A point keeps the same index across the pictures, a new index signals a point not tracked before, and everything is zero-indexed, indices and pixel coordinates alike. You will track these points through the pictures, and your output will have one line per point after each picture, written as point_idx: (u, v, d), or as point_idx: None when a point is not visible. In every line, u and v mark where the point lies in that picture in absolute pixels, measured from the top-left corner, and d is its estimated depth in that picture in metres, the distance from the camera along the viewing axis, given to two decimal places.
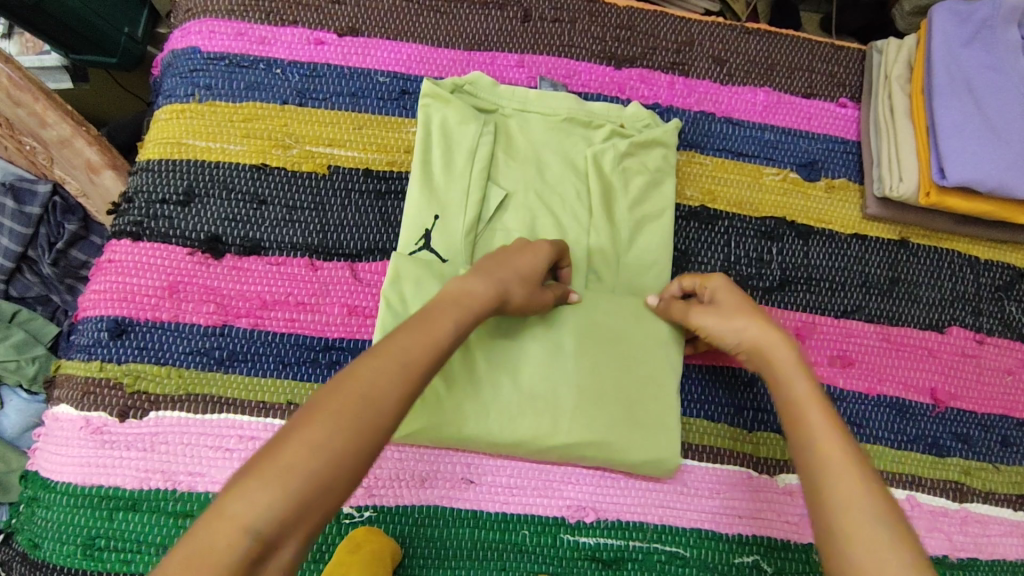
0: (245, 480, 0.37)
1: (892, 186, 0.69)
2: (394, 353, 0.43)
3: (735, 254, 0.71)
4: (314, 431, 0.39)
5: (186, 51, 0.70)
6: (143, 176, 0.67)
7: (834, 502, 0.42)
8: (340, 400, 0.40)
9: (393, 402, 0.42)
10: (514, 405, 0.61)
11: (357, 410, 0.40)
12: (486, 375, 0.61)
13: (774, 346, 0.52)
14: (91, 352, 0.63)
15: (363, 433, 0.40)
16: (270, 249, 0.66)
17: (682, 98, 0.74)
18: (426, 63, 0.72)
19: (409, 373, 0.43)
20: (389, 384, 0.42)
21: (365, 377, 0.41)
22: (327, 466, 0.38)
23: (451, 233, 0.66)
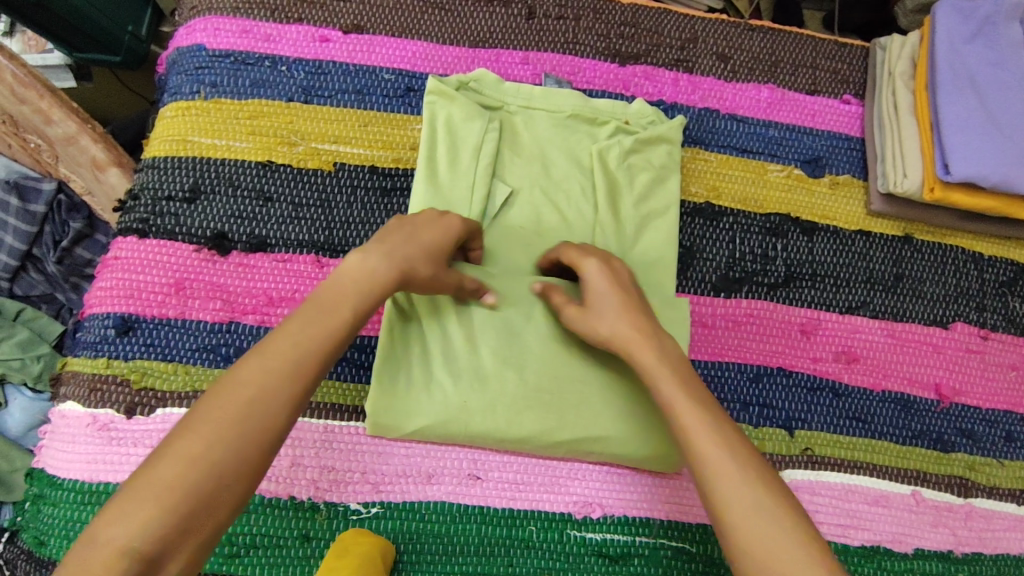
0: (118, 503, 0.39)
1: (896, 182, 0.70)
2: (283, 355, 0.45)
3: (740, 250, 0.71)
4: (195, 440, 0.41)
5: (191, 48, 0.70)
6: (148, 174, 0.67)
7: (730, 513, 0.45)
8: (214, 413, 0.42)
9: (277, 403, 0.44)
10: (521, 400, 0.61)
11: (235, 416, 0.42)
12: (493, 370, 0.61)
13: (640, 347, 0.55)
14: (97, 349, 0.63)
15: (248, 436, 0.42)
16: (276, 245, 0.66)
17: (686, 95, 0.75)
18: (430, 61, 0.72)
19: (293, 373, 0.45)
20: (269, 386, 0.44)
21: (245, 386, 0.44)
22: (210, 472, 0.41)
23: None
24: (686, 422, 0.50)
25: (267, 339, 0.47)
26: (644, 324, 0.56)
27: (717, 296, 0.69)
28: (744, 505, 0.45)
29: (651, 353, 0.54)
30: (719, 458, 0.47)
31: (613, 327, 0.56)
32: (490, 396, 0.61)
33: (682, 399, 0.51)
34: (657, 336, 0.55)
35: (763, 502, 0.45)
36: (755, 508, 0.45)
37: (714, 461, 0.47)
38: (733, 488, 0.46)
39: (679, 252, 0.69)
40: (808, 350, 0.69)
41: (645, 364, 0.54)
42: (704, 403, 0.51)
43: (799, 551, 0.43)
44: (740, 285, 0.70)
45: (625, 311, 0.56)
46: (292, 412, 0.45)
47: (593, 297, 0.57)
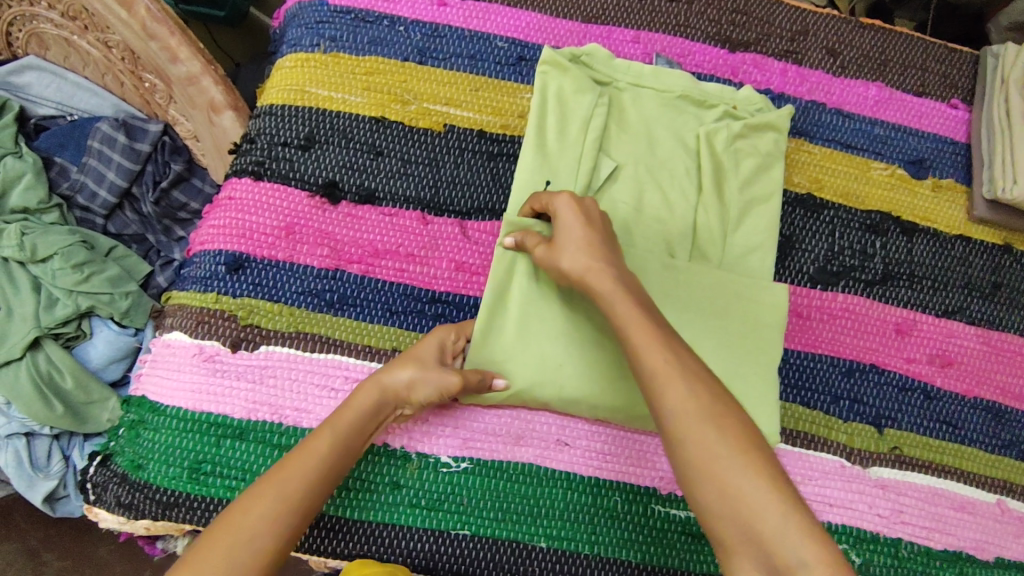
0: None
1: (1005, 188, 0.69)
2: (268, 495, 0.52)
3: (840, 244, 0.71)
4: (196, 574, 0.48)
5: (312, 3, 0.72)
6: (265, 119, 0.68)
7: (690, 457, 0.45)
8: (209, 548, 0.49)
9: (266, 537, 0.50)
10: (619, 370, 0.61)
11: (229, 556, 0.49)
12: (593, 336, 0.62)
13: (598, 276, 0.54)
14: (206, 283, 0.64)
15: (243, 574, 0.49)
16: (384, 199, 0.67)
17: (794, 86, 0.75)
18: (543, 32, 0.73)
19: (278, 510, 0.51)
20: (258, 526, 0.50)
21: (237, 522, 0.50)
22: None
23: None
24: (643, 352, 0.49)
25: (270, 474, 0.53)
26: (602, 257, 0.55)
27: (814, 287, 0.69)
28: (699, 437, 0.45)
29: (611, 280, 0.53)
30: (673, 390, 0.47)
31: (572, 261, 0.55)
32: (585, 364, 0.61)
33: (640, 327, 0.50)
34: (618, 268, 0.55)
35: (720, 431, 0.45)
36: (713, 441, 0.44)
37: (669, 393, 0.47)
38: (691, 419, 0.45)
39: (778, 240, 0.69)
40: (901, 350, 0.69)
41: (606, 289, 0.53)
42: (661, 332, 0.50)
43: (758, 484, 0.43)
44: (838, 279, 0.70)
45: (587, 246, 0.55)
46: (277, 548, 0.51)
47: (559, 235, 0.57)
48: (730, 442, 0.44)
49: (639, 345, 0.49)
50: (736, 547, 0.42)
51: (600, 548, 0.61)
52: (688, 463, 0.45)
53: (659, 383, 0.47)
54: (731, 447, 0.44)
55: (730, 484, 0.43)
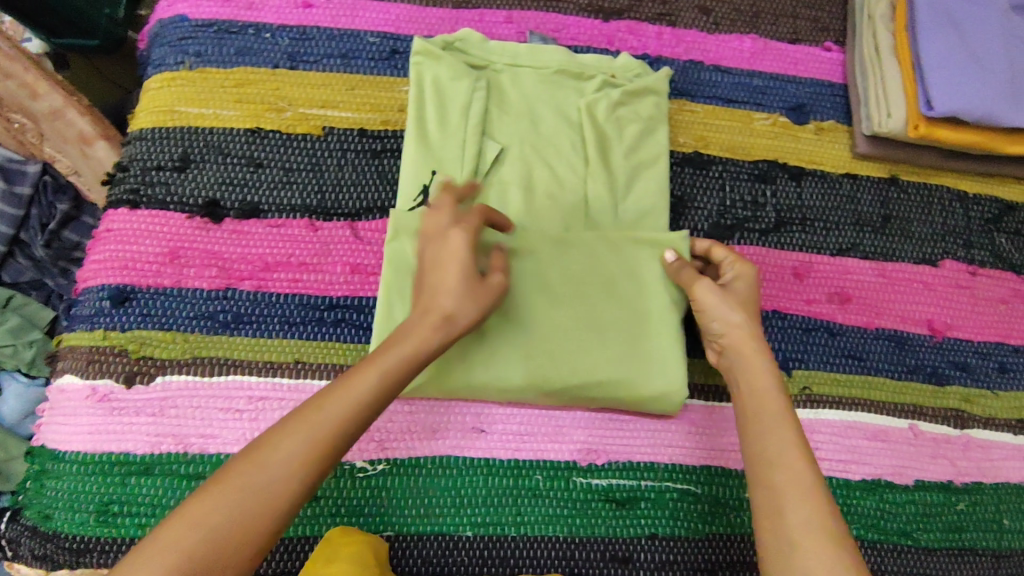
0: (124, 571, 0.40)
1: (880, 122, 0.70)
2: (297, 433, 0.45)
3: (731, 198, 0.72)
4: (205, 508, 0.42)
5: (173, 20, 0.70)
6: (136, 145, 0.66)
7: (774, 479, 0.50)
8: (235, 478, 0.43)
9: (289, 471, 0.44)
10: (520, 345, 0.61)
11: (239, 491, 0.42)
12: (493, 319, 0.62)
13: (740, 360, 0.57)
14: (94, 321, 0.62)
15: (270, 498, 0.43)
16: (269, 211, 0.65)
17: (670, 48, 0.75)
18: (414, 23, 0.72)
19: (303, 442, 0.44)
20: (290, 455, 0.44)
21: (263, 452, 0.44)
22: (186, 562, 0.40)
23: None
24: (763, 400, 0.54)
25: (306, 406, 0.46)
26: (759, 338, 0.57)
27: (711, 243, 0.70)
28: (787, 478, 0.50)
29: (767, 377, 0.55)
30: (797, 505, 0.48)
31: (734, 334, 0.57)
32: (488, 342, 0.61)
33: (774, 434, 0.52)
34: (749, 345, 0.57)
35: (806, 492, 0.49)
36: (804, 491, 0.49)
37: (790, 507, 0.48)
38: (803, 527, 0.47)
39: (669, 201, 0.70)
40: (801, 292, 0.70)
41: (756, 390, 0.55)
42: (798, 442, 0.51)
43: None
44: (732, 231, 0.71)
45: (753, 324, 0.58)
46: (291, 496, 0.44)
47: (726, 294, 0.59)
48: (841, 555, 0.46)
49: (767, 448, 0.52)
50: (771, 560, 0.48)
51: (526, 528, 0.62)
52: (778, 523, 0.48)
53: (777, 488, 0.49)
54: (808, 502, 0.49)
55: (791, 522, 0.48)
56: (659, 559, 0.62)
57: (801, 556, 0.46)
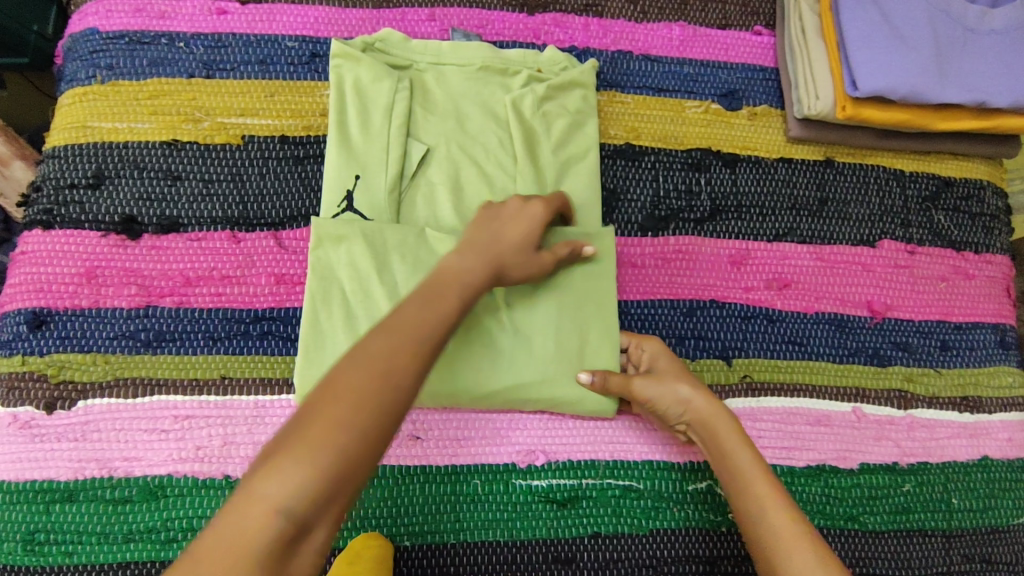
0: (276, 456, 0.35)
1: (809, 105, 0.70)
2: (444, 305, 0.45)
3: (665, 188, 0.71)
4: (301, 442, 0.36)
5: (84, 33, 0.68)
6: (49, 164, 0.65)
7: (785, 571, 0.48)
8: (391, 342, 0.41)
9: (439, 338, 0.44)
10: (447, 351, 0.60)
11: (337, 416, 0.37)
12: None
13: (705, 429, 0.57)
14: (11, 347, 0.61)
15: (420, 353, 0.42)
16: (189, 225, 0.64)
17: (598, 39, 0.74)
18: (334, 25, 0.71)
19: (393, 358, 0.40)
20: (432, 326, 0.44)
21: (410, 317, 0.43)
22: (306, 496, 0.35)
23: (374, 193, 0.64)
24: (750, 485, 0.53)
25: (427, 288, 0.47)
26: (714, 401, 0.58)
27: (645, 235, 0.69)
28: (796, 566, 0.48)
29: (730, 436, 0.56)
30: (800, 552, 0.48)
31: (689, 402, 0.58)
32: None
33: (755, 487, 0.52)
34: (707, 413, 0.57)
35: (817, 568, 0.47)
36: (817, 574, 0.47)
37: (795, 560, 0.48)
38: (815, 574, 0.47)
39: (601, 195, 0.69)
40: (739, 280, 0.69)
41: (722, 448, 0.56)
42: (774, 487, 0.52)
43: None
44: (667, 222, 0.70)
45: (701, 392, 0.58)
46: (397, 416, 0.39)
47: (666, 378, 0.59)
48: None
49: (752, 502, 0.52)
50: None
51: (465, 534, 0.61)
52: None
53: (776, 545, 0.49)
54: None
55: None
56: (602, 557, 0.62)
57: None
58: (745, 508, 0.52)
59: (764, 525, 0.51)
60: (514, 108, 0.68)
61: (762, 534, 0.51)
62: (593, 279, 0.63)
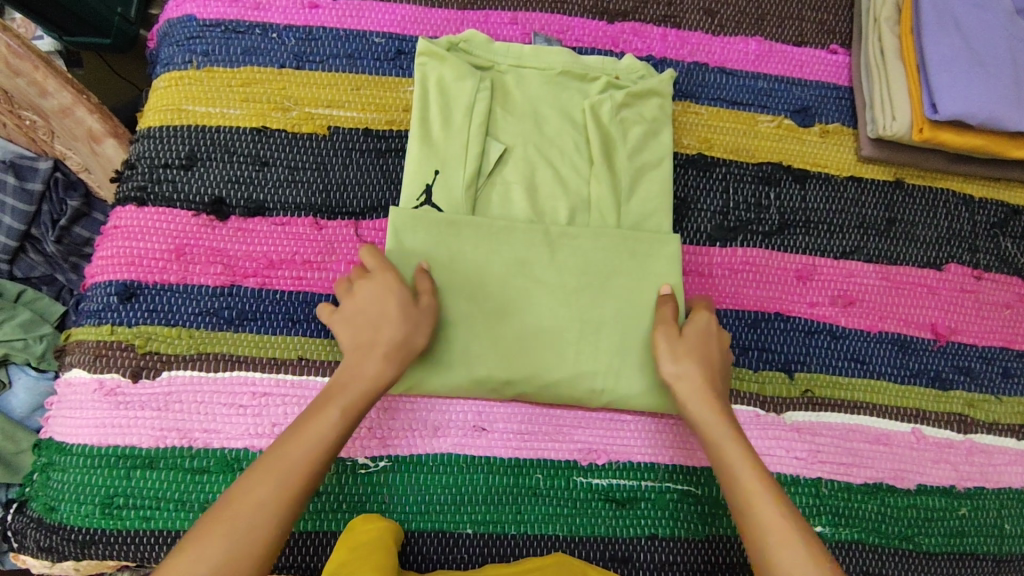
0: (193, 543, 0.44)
1: (885, 125, 0.70)
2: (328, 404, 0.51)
3: (734, 199, 0.72)
4: (225, 527, 0.45)
5: (181, 19, 0.71)
6: (144, 143, 0.67)
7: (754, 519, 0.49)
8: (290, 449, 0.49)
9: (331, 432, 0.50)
10: (517, 342, 0.61)
11: (244, 514, 0.45)
12: (496, 314, 0.62)
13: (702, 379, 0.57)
14: (101, 316, 0.63)
15: (309, 459, 0.49)
16: (274, 209, 0.66)
17: (675, 50, 0.75)
18: (420, 23, 0.73)
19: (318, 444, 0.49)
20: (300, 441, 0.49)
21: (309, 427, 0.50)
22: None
23: (452, 188, 0.65)
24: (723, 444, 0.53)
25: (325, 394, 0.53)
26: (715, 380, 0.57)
27: (713, 244, 0.71)
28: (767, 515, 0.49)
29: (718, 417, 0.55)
30: (792, 550, 0.47)
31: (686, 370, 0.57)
32: (492, 335, 0.61)
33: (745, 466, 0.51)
34: (709, 368, 0.58)
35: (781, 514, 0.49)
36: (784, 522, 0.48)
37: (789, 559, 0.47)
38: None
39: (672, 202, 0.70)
40: (804, 295, 0.70)
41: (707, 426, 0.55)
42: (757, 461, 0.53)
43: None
44: (735, 233, 0.71)
45: (704, 363, 0.57)
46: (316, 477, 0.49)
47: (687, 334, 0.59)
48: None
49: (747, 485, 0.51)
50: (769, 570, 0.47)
51: (527, 526, 0.62)
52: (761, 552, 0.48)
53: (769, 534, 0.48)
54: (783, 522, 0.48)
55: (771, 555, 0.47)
56: (658, 559, 0.63)
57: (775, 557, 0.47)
58: (743, 489, 0.50)
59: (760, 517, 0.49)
60: (592, 114, 0.69)
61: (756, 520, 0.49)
62: (658, 266, 0.64)
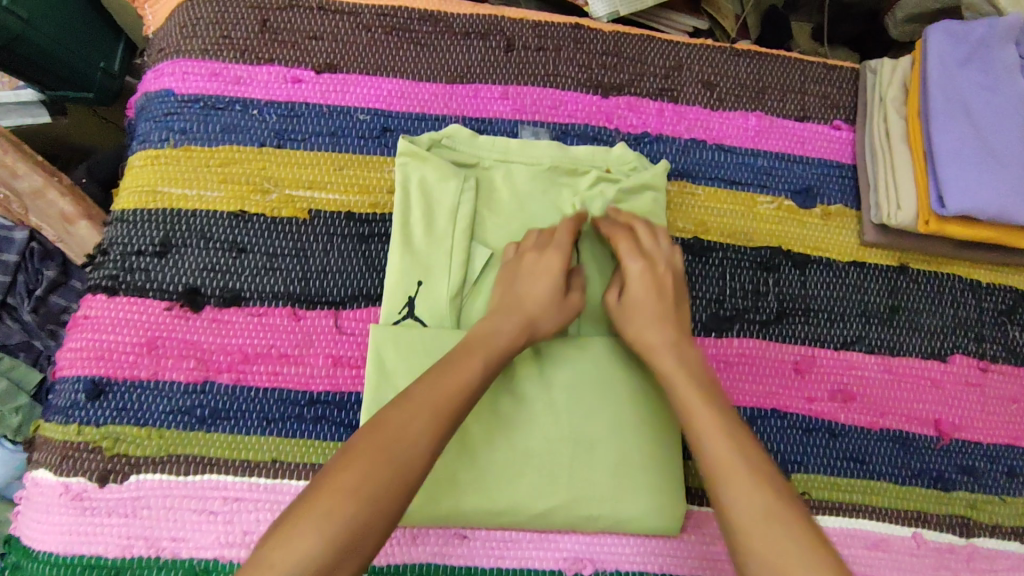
0: (344, 466, 0.46)
1: (890, 214, 0.67)
2: (476, 349, 0.55)
3: (731, 286, 0.69)
4: (381, 443, 0.47)
5: (158, 93, 0.68)
6: (117, 228, 0.64)
7: (721, 497, 0.49)
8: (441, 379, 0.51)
9: (478, 367, 0.53)
10: (510, 471, 0.60)
11: (400, 435, 0.48)
12: (485, 438, 0.60)
13: (648, 320, 0.60)
14: (68, 415, 0.60)
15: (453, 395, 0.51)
16: (250, 299, 0.63)
17: (671, 126, 0.72)
18: (407, 99, 0.70)
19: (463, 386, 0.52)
20: (462, 374, 0.52)
21: (463, 372, 0.52)
22: (357, 520, 0.44)
23: (437, 300, 0.63)
24: (687, 409, 0.54)
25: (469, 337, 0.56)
26: (660, 296, 0.61)
27: (709, 335, 0.68)
28: (733, 489, 0.48)
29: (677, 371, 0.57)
30: (763, 523, 0.46)
31: (637, 323, 0.60)
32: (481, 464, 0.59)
33: (704, 414, 0.53)
34: (653, 293, 0.61)
35: (751, 480, 0.48)
36: (752, 497, 0.47)
37: (733, 493, 0.48)
38: (744, 506, 0.47)
39: None
40: (802, 389, 0.67)
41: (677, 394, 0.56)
42: (726, 418, 0.53)
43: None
44: (731, 323, 0.68)
45: (647, 284, 0.61)
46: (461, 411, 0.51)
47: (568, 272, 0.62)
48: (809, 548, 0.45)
49: (706, 432, 0.52)
50: (747, 539, 0.46)
51: None
52: (734, 532, 0.47)
53: (722, 474, 0.49)
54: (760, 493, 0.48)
55: (744, 532, 0.46)
56: None
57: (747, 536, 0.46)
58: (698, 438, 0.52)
59: (726, 489, 0.49)
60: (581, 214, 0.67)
61: (705, 459, 0.51)
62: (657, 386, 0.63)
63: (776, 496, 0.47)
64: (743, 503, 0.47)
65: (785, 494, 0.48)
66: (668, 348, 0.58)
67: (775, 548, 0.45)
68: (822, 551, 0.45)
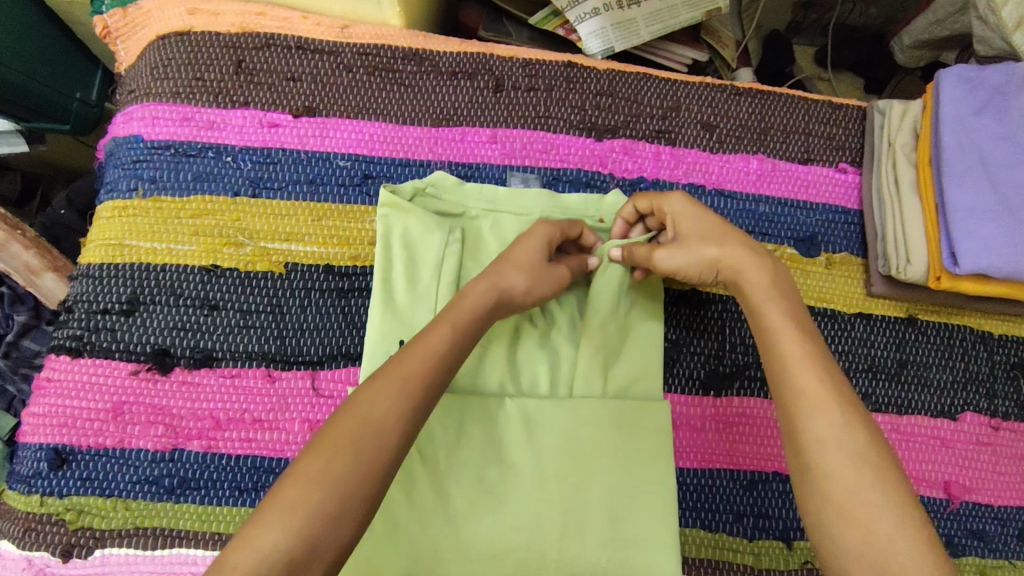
0: (310, 457, 0.40)
1: (898, 267, 0.64)
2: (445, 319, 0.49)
3: (731, 341, 0.66)
4: (349, 425, 0.41)
5: (128, 139, 0.65)
6: (83, 284, 0.61)
7: (807, 433, 0.45)
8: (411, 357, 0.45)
9: (447, 337, 0.48)
10: (496, 546, 0.56)
11: (370, 414, 0.42)
12: (469, 511, 0.56)
13: (714, 243, 0.54)
14: (30, 484, 0.57)
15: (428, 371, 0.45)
16: (223, 359, 0.60)
17: (668, 170, 0.69)
18: (389, 144, 0.66)
19: (436, 357, 0.46)
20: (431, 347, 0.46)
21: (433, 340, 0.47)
22: (329, 508, 0.38)
23: None
24: (775, 332, 0.49)
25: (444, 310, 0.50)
26: (731, 234, 0.55)
27: (707, 394, 0.64)
28: (821, 428, 0.44)
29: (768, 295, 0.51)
30: (849, 469, 0.43)
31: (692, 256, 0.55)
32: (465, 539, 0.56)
33: (795, 343, 0.48)
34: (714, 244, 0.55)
35: (845, 424, 0.44)
36: (843, 441, 0.44)
37: (820, 417, 0.45)
38: (834, 449, 0.44)
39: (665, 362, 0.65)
40: None
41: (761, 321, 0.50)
42: (820, 354, 0.48)
43: (912, 546, 0.40)
44: (731, 380, 0.65)
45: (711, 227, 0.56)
46: (434, 382, 0.45)
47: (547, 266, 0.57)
48: (898, 504, 0.42)
49: (793, 363, 0.47)
50: (829, 484, 0.43)
51: None
52: (810, 470, 0.44)
53: (809, 407, 0.45)
54: (855, 440, 0.44)
55: (828, 476, 0.43)
56: None
57: (825, 480, 0.43)
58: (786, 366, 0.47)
59: (811, 427, 0.45)
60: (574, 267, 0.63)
61: (790, 385, 0.47)
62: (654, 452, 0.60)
63: (871, 439, 0.44)
64: (829, 443, 0.44)
65: (876, 438, 0.44)
66: (768, 289, 0.51)
67: (862, 496, 0.42)
68: (911, 505, 0.42)
